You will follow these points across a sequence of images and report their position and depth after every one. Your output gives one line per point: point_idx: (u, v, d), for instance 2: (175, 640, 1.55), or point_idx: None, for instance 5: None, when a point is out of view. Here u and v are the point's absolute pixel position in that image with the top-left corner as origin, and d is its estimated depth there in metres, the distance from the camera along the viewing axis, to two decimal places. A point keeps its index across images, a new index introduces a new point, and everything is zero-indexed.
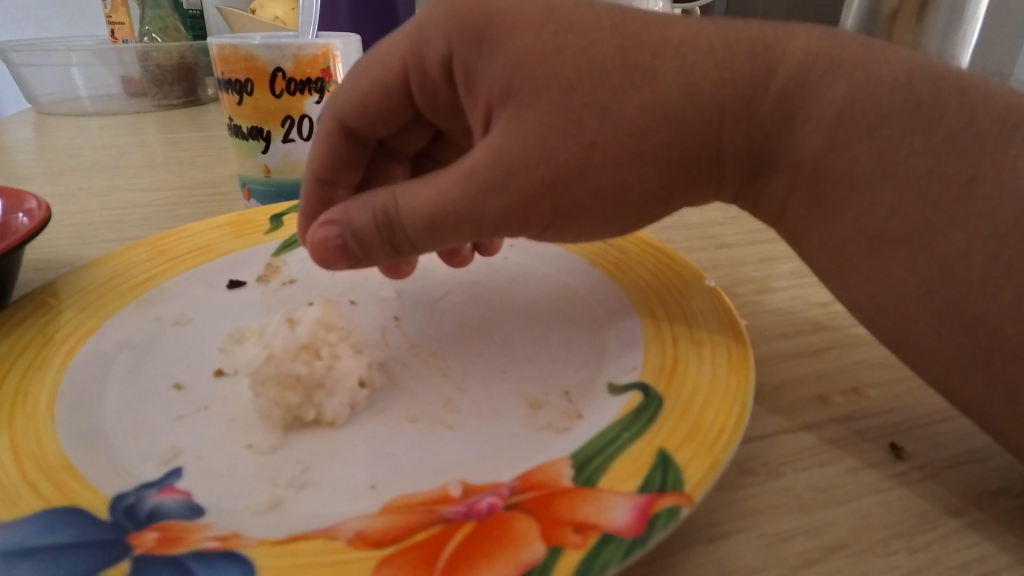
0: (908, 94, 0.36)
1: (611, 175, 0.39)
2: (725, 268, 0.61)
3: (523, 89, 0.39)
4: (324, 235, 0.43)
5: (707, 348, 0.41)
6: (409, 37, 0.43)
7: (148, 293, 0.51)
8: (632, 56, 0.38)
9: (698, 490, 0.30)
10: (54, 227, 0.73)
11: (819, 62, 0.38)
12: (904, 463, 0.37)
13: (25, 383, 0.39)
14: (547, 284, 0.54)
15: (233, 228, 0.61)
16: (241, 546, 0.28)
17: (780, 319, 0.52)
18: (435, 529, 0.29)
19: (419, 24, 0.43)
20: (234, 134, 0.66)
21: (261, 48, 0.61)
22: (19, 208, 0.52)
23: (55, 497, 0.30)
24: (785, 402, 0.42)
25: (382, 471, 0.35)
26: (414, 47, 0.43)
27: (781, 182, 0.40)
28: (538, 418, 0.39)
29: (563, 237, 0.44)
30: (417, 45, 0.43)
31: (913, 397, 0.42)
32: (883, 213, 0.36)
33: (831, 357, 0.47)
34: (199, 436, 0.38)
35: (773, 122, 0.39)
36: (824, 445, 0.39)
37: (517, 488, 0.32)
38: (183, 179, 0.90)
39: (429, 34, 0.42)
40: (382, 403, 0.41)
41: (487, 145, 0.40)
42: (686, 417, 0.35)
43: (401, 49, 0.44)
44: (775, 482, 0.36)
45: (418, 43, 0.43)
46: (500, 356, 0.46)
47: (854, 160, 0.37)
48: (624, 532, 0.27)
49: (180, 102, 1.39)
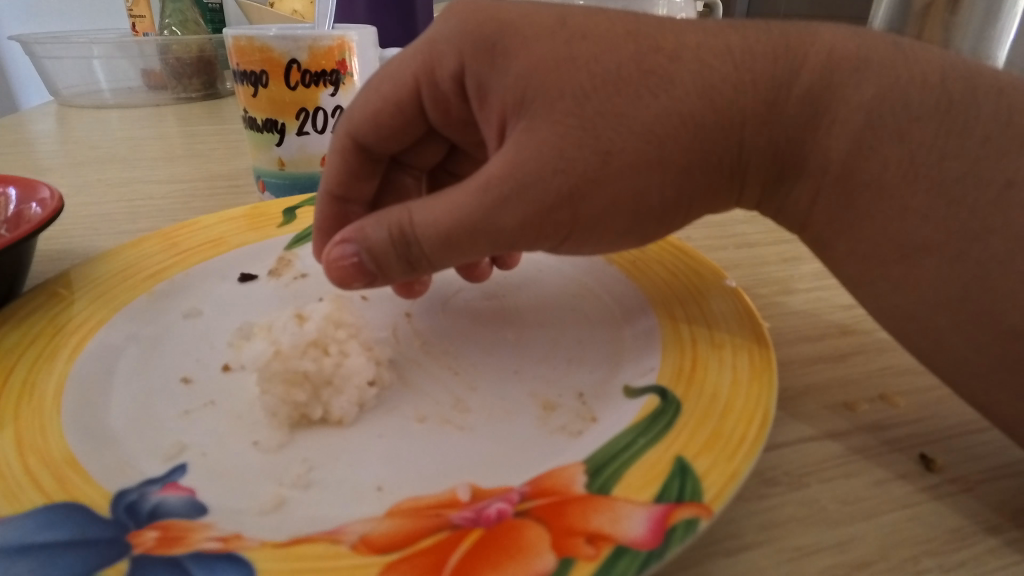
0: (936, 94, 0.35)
1: (630, 184, 0.37)
2: (746, 268, 0.59)
3: (538, 100, 0.37)
4: (340, 253, 0.41)
5: (727, 351, 0.39)
6: (421, 52, 0.42)
7: (160, 285, 0.51)
8: (648, 62, 0.37)
9: (717, 501, 0.28)
10: (70, 218, 0.73)
11: (846, 60, 0.36)
12: (935, 476, 0.35)
13: (33, 374, 0.39)
14: (560, 281, 0.53)
15: (245, 220, 0.61)
16: (242, 548, 0.27)
17: (804, 322, 0.50)
18: (441, 535, 0.28)
19: (431, 40, 0.41)
20: (249, 127, 0.65)
21: (276, 40, 0.60)
22: (33, 197, 0.52)
23: (56, 492, 0.30)
24: (808, 408, 0.41)
25: (390, 473, 0.34)
26: (426, 61, 0.42)
27: (805, 187, 0.38)
28: (549, 421, 0.38)
29: (581, 248, 0.42)
30: (429, 60, 0.42)
31: (944, 406, 0.40)
32: (914, 219, 0.34)
33: (858, 362, 0.45)
34: (206, 432, 0.38)
35: (798, 128, 0.37)
36: (850, 455, 0.37)
37: (527, 494, 0.31)
38: (199, 171, 0.90)
39: (441, 48, 0.41)
40: (391, 402, 0.40)
41: (502, 157, 0.38)
42: (706, 423, 0.33)
43: (413, 65, 0.43)
44: (797, 494, 0.34)
45: (430, 57, 0.42)
46: (513, 356, 0.44)
47: (884, 163, 0.35)
48: (639, 545, 0.26)
49: (199, 96, 1.39)
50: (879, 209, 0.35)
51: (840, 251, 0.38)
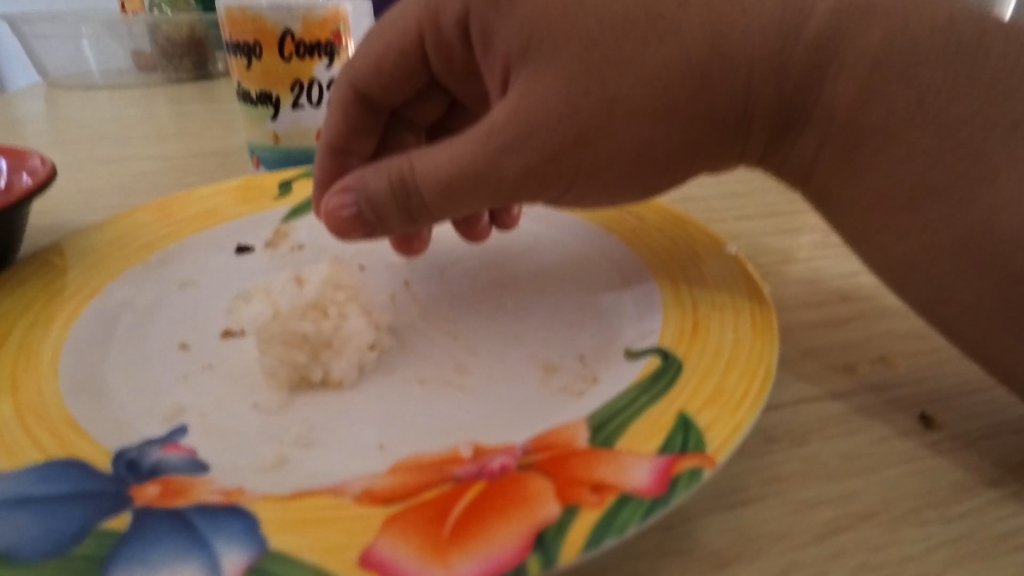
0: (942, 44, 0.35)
1: (636, 132, 0.37)
2: (745, 239, 0.59)
3: (544, 44, 0.37)
4: (338, 203, 0.41)
5: (728, 313, 0.39)
6: None
7: (155, 255, 0.50)
8: (657, 6, 0.36)
9: (721, 451, 0.28)
10: (62, 195, 0.72)
11: (853, 8, 0.36)
12: (936, 433, 0.36)
13: (28, 339, 0.39)
14: (559, 249, 0.53)
15: (240, 193, 0.60)
16: (245, 501, 0.27)
17: (804, 289, 0.50)
18: (445, 487, 0.28)
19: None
20: (242, 100, 0.64)
21: (269, 9, 0.59)
22: (24, 168, 0.51)
23: (55, 449, 0.30)
24: (809, 370, 0.41)
25: (392, 431, 0.34)
26: (429, 5, 0.41)
27: (812, 136, 0.38)
28: (551, 381, 0.38)
29: (583, 201, 0.42)
30: (432, 4, 0.41)
31: (945, 367, 0.40)
32: (916, 170, 0.34)
33: (857, 327, 0.45)
34: (205, 394, 0.37)
35: (806, 76, 0.37)
36: (850, 414, 0.37)
37: (530, 449, 0.31)
38: (192, 149, 0.89)
39: None
40: (392, 365, 0.40)
41: (507, 103, 0.38)
42: (709, 379, 0.33)
43: (416, 9, 0.42)
44: (800, 450, 0.34)
45: (434, 1, 0.41)
46: (512, 321, 0.44)
47: (892, 109, 0.34)
48: (643, 493, 0.26)
49: (190, 76, 1.37)
50: (885, 156, 0.35)
51: (841, 207, 0.38)
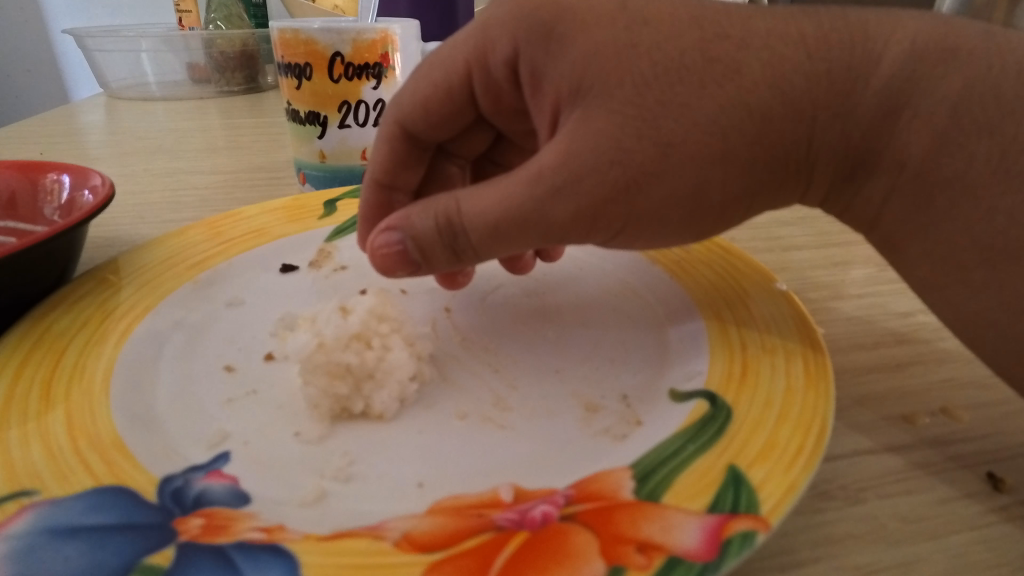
0: (1004, 96, 0.34)
1: (691, 176, 0.36)
2: (794, 271, 0.57)
3: (595, 88, 0.36)
4: (385, 241, 0.41)
5: (780, 357, 0.38)
6: (474, 37, 0.41)
7: (204, 274, 0.51)
8: (714, 49, 0.36)
9: (775, 513, 0.27)
10: (118, 207, 0.75)
11: (929, 53, 0.35)
12: (1005, 496, 0.33)
13: (83, 357, 0.40)
14: (601, 279, 0.52)
15: (287, 212, 0.61)
16: (286, 540, 0.27)
17: (858, 329, 0.48)
18: (486, 536, 0.27)
19: (484, 23, 0.40)
20: (292, 119, 0.66)
21: (320, 33, 0.60)
22: (84, 185, 0.53)
23: (105, 475, 0.30)
24: (864, 420, 0.39)
25: (431, 469, 0.34)
26: (480, 45, 0.41)
27: (880, 184, 0.38)
28: (593, 423, 0.37)
29: (633, 243, 0.41)
30: (482, 44, 0.41)
31: (1012, 422, 0.38)
32: (1001, 220, 0.34)
33: (915, 373, 0.42)
34: (248, 421, 0.38)
35: (876, 123, 0.36)
36: (909, 471, 0.35)
37: (573, 498, 0.30)
38: (240, 163, 0.91)
39: (495, 32, 0.40)
40: (431, 397, 0.40)
41: (555, 146, 0.37)
42: (759, 432, 0.32)
43: (465, 49, 0.42)
44: (855, 509, 0.33)
45: (482, 43, 0.41)
46: (554, 355, 0.43)
47: (972, 159, 0.34)
48: (694, 556, 0.25)
49: (241, 89, 1.42)
50: (962, 207, 0.35)
51: (913, 253, 0.38)
